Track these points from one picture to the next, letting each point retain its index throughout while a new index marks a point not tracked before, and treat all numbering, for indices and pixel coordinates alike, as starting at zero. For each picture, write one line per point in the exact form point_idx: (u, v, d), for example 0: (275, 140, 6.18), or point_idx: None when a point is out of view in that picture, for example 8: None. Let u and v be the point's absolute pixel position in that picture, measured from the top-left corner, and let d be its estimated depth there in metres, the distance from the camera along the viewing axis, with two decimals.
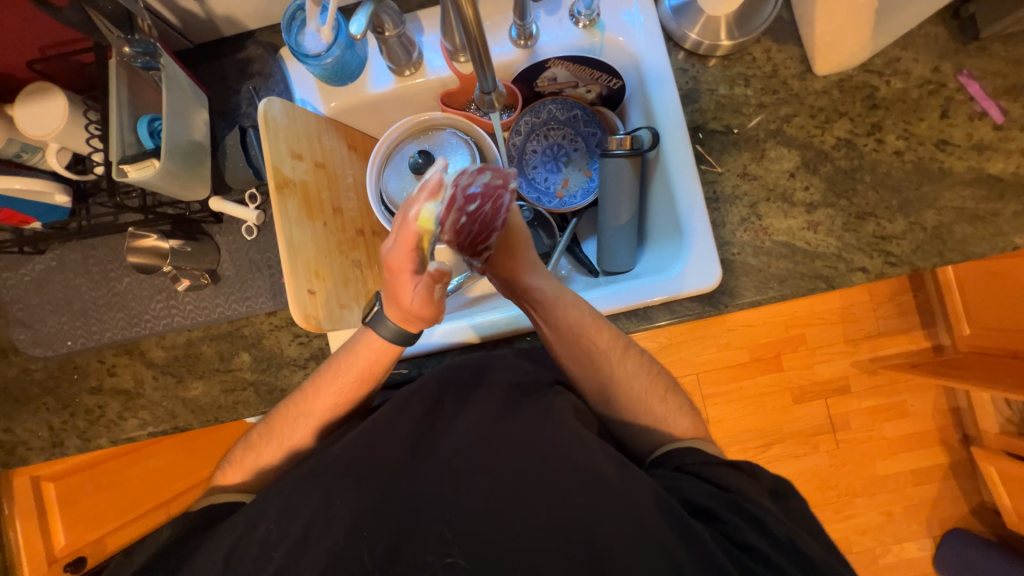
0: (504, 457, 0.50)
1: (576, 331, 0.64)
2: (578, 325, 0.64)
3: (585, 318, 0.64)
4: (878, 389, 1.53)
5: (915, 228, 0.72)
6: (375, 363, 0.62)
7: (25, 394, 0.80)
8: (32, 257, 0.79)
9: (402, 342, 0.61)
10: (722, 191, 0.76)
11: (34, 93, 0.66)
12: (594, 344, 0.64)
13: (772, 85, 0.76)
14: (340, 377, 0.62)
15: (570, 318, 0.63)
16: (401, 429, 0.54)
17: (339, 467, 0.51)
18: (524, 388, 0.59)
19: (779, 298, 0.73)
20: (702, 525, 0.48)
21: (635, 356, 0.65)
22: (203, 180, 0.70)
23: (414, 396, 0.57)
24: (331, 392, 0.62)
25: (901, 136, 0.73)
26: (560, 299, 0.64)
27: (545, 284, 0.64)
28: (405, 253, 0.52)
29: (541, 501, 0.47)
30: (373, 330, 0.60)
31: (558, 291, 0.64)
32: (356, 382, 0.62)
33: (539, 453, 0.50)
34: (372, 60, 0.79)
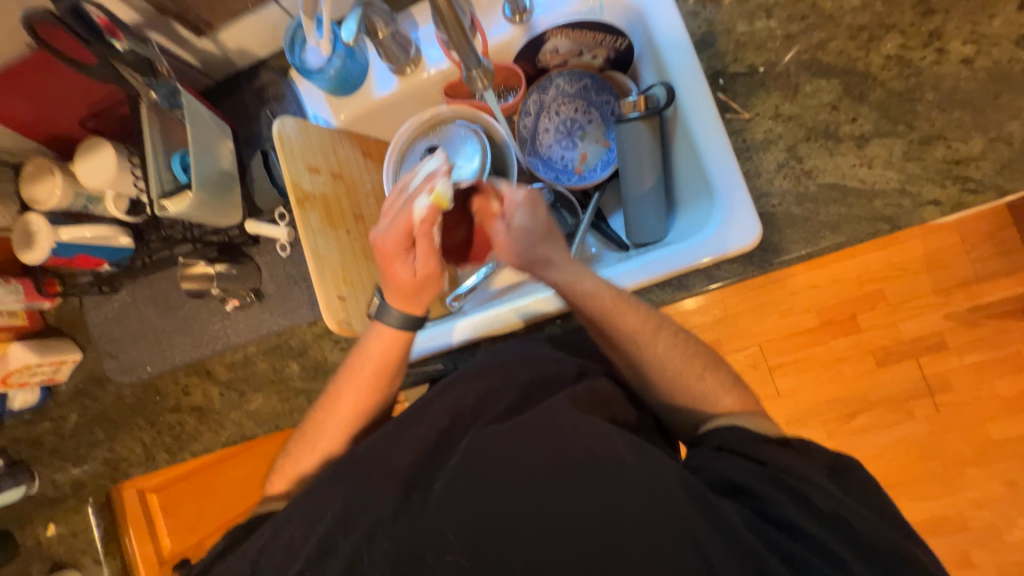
0: (525, 437, 0.49)
1: (598, 314, 0.59)
2: (600, 307, 0.59)
3: (608, 298, 0.60)
4: (980, 342, 1.34)
5: (998, 146, 0.61)
6: (385, 361, 0.64)
7: (121, 415, 0.91)
8: (110, 296, 0.89)
9: (408, 329, 0.63)
10: (753, 139, 0.68)
11: (87, 148, 0.74)
12: (620, 326, 0.59)
13: (799, 11, 0.68)
14: (358, 381, 0.64)
15: (588, 304, 0.60)
16: (431, 423, 0.55)
17: (373, 453, 0.53)
18: (543, 381, 0.58)
19: (834, 248, 0.65)
20: (732, 504, 0.44)
21: (669, 332, 0.61)
22: (235, 205, 0.76)
23: (434, 399, 0.58)
24: (350, 395, 0.64)
25: (970, 41, 0.63)
26: (576, 285, 0.61)
27: (558, 274, 0.62)
28: (400, 231, 0.56)
29: (565, 478, 0.45)
30: (381, 319, 0.63)
31: (573, 277, 0.61)
32: (371, 383, 0.64)
33: (555, 434, 0.48)
34: (374, 65, 0.80)
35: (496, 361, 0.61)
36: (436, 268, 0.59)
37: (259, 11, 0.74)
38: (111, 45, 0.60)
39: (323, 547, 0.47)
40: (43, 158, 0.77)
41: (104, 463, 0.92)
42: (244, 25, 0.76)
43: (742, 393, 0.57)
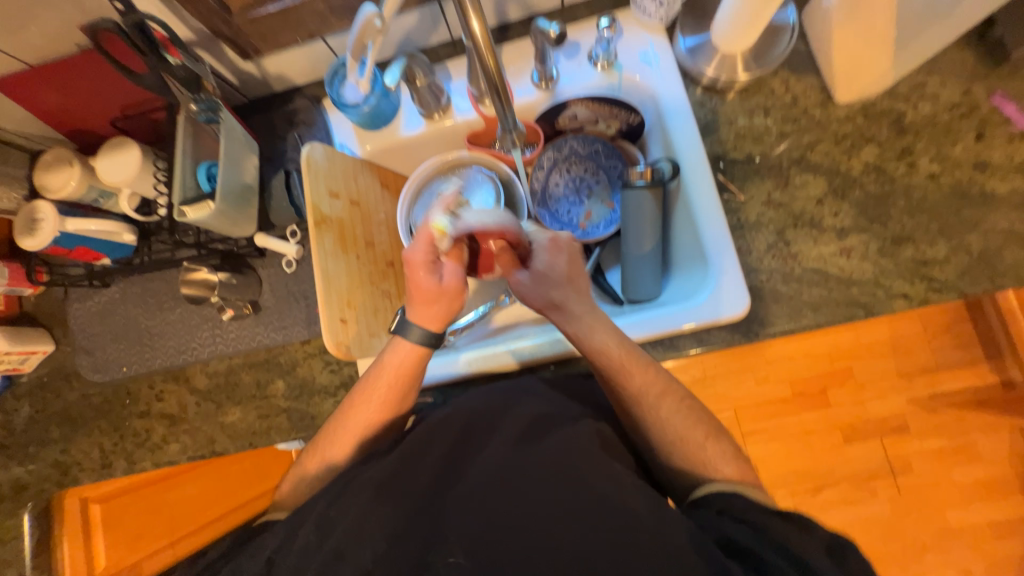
0: (530, 476, 0.49)
1: (607, 372, 0.63)
2: (613, 364, 0.62)
3: (618, 356, 0.62)
4: (939, 429, 1.41)
5: (959, 253, 0.69)
6: (403, 377, 0.65)
7: (83, 416, 0.87)
8: (99, 291, 0.87)
9: (429, 346, 0.65)
10: (747, 219, 0.75)
11: (112, 146, 0.76)
12: (627, 385, 0.62)
13: (792, 114, 0.76)
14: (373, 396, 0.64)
15: (599, 361, 0.63)
16: (430, 453, 0.54)
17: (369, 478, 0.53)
18: (551, 414, 0.58)
19: (814, 326, 0.71)
20: (736, 567, 0.45)
21: (674, 398, 0.62)
22: (251, 218, 0.77)
23: (444, 426, 0.57)
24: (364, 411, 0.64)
25: (936, 160, 0.71)
26: (589, 339, 0.63)
27: (571, 326, 0.65)
28: (420, 250, 0.64)
29: (568, 519, 0.46)
30: (402, 335, 0.65)
31: (585, 330, 0.64)
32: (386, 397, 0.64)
33: (563, 474, 0.49)
34: (404, 106, 0.85)
35: (506, 393, 0.62)
36: (459, 284, 0.65)
37: (305, 45, 0.79)
38: (165, 59, 0.62)
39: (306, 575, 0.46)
40: (65, 150, 0.77)
41: (52, 466, 0.86)
42: (288, 55, 0.80)
43: (732, 454, 0.59)
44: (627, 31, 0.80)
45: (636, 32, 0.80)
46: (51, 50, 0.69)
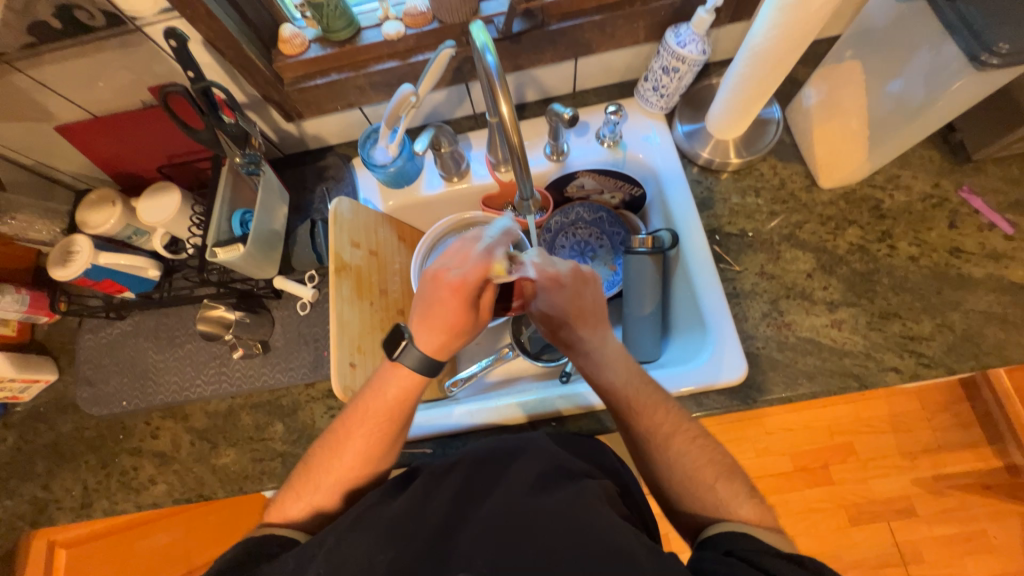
0: (535, 525, 0.49)
1: (618, 410, 0.64)
2: (623, 405, 0.63)
3: (627, 395, 0.64)
4: (948, 514, 1.36)
5: (944, 330, 0.73)
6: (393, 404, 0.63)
7: (73, 450, 0.85)
8: (113, 323, 0.89)
9: (424, 370, 0.63)
10: (742, 288, 0.79)
11: (155, 189, 0.82)
12: (642, 423, 0.63)
13: (781, 196, 0.84)
14: (359, 425, 0.63)
15: (609, 400, 0.64)
16: (436, 503, 0.55)
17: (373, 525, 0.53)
18: (556, 466, 0.58)
19: (810, 395, 0.72)
20: None
21: (686, 435, 0.62)
22: (274, 261, 0.81)
23: (454, 472, 0.59)
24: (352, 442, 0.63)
25: (914, 244, 0.78)
26: (601, 376, 0.65)
27: (586, 361, 0.67)
28: (471, 280, 0.60)
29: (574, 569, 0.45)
30: (398, 361, 0.62)
31: (597, 366, 0.66)
32: (375, 425, 0.62)
33: (571, 521, 0.49)
34: (427, 168, 0.93)
35: (510, 444, 0.63)
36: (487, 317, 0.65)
37: (343, 112, 0.88)
38: (222, 118, 0.69)
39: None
40: (110, 190, 0.83)
41: (30, 503, 0.83)
42: (327, 119, 0.89)
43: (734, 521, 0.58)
44: (631, 116, 0.90)
45: (639, 118, 0.89)
46: (118, 105, 0.77)
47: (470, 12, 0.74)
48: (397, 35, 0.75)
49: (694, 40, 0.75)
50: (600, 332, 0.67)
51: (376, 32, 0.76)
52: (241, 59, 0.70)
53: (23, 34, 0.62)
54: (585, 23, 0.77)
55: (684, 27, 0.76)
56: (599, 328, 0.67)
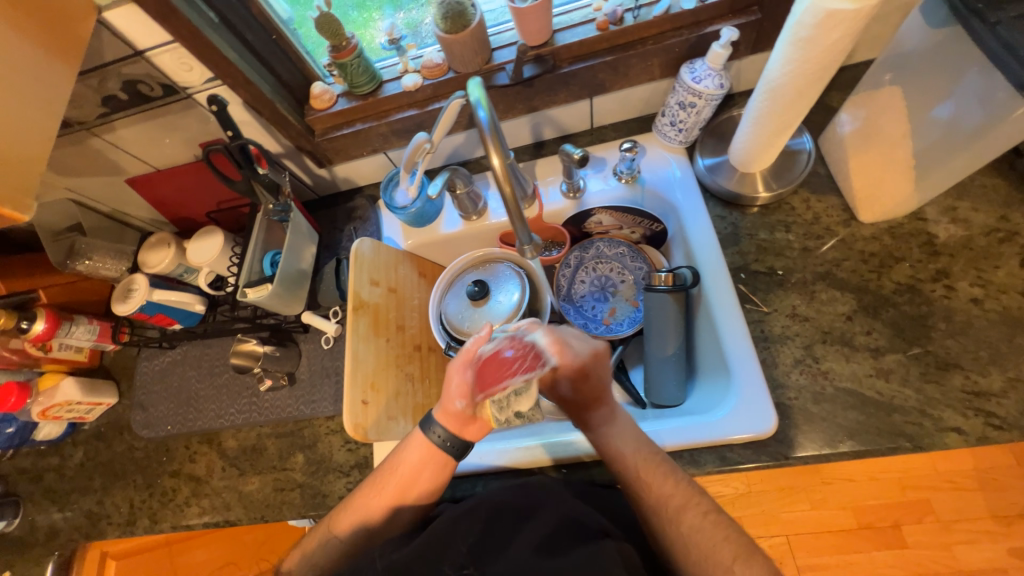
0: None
1: (627, 479, 0.63)
2: (632, 474, 0.63)
3: (636, 463, 0.63)
4: None
5: (1019, 386, 0.63)
6: (413, 475, 0.66)
7: (124, 469, 0.93)
8: (165, 351, 0.98)
9: (449, 446, 0.65)
10: (771, 331, 0.73)
11: (202, 232, 0.91)
12: (648, 489, 0.62)
13: (815, 231, 0.77)
14: (383, 490, 0.66)
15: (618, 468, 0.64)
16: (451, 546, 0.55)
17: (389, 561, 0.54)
18: (574, 522, 0.57)
19: (853, 455, 0.65)
20: None
21: (697, 510, 0.59)
22: (299, 298, 0.87)
23: (475, 512, 0.60)
24: (379, 497, 0.66)
25: (976, 284, 0.68)
26: (610, 446, 0.66)
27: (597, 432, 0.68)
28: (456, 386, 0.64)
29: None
30: (423, 432, 0.66)
31: (607, 437, 0.67)
32: (394, 492, 0.66)
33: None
34: (446, 208, 0.96)
35: (531, 494, 0.63)
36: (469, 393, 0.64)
37: (371, 156, 0.93)
38: (257, 170, 0.76)
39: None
40: (167, 233, 0.93)
41: (85, 515, 0.91)
42: (356, 163, 0.95)
43: None
44: (650, 151, 0.88)
45: (659, 152, 0.87)
46: (176, 158, 0.87)
47: (482, 62, 0.77)
48: (415, 86, 0.79)
49: (710, 75, 0.73)
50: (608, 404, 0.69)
51: (396, 84, 0.81)
52: (276, 117, 0.77)
53: (98, 106, 0.72)
54: (597, 65, 0.77)
55: (700, 62, 0.74)
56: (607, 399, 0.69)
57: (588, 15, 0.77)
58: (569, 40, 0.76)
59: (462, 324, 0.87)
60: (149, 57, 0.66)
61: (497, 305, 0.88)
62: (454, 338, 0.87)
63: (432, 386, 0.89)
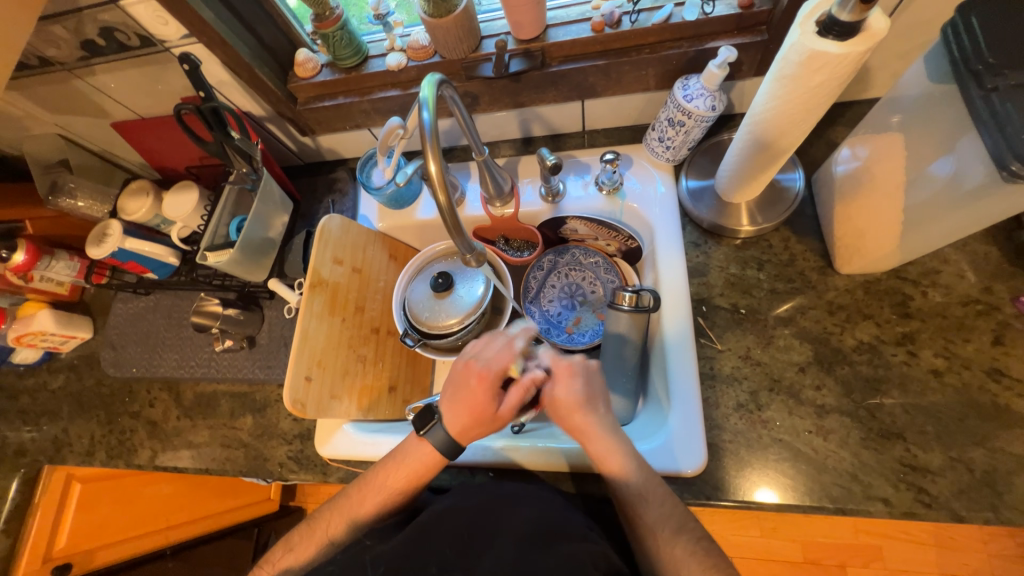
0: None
1: (619, 495, 0.63)
2: (629, 492, 0.62)
3: (635, 483, 0.62)
4: None
5: (959, 468, 0.61)
6: (394, 484, 0.69)
7: (91, 402, 0.98)
8: (139, 297, 1.00)
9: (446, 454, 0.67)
10: (720, 370, 0.71)
11: (180, 187, 0.91)
12: (643, 512, 0.61)
13: (787, 273, 0.74)
14: (364, 500, 0.70)
15: (618, 487, 0.63)
16: (428, 556, 0.60)
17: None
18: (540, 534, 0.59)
19: (776, 508, 0.64)
20: None
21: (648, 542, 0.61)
22: (264, 266, 0.89)
23: (448, 526, 0.63)
24: (362, 506, 0.70)
25: (941, 354, 0.66)
26: (609, 461, 0.64)
27: (595, 446, 0.65)
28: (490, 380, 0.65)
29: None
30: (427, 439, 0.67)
31: (605, 451, 0.64)
32: (385, 488, 0.70)
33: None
34: (425, 193, 0.95)
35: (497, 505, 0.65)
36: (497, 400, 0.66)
37: (354, 131, 0.91)
38: (229, 134, 0.75)
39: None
40: (147, 181, 0.94)
41: (50, 440, 0.97)
42: (340, 136, 0.93)
43: None
44: (636, 164, 0.85)
45: (645, 167, 0.84)
46: (160, 109, 0.86)
47: (469, 49, 0.74)
48: (397, 67, 0.77)
49: (702, 95, 0.68)
50: (603, 418, 0.67)
51: (381, 62, 0.79)
52: (254, 81, 0.76)
53: (77, 48, 0.72)
54: (587, 68, 0.73)
55: (694, 80, 0.70)
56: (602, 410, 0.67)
57: (585, 13, 0.72)
58: (560, 38, 0.72)
59: (421, 313, 0.86)
60: (123, 7, 0.66)
61: (460, 299, 0.86)
62: (413, 326, 0.87)
63: (386, 369, 0.91)
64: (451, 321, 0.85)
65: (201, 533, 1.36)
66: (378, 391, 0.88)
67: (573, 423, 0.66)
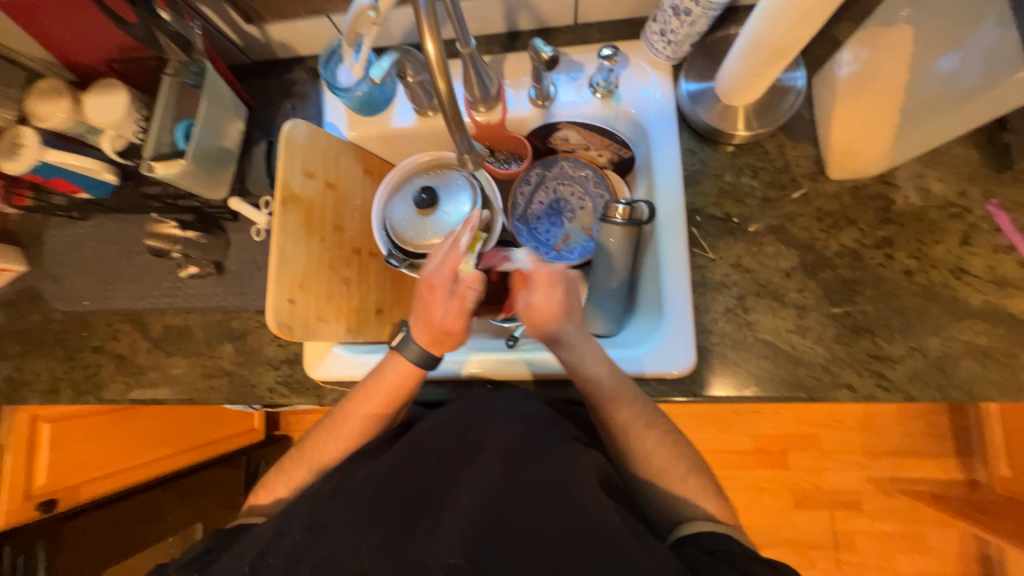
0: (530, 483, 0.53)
1: (597, 400, 0.65)
2: (605, 394, 0.65)
3: (609, 386, 0.65)
4: (893, 514, 1.44)
5: (915, 356, 0.67)
6: (380, 405, 0.69)
7: (41, 339, 0.89)
8: (76, 222, 0.88)
9: (425, 365, 0.68)
10: (710, 278, 0.73)
11: (103, 87, 0.76)
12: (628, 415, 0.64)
13: (780, 180, 0.74)
14: (347, 421, 0.69)
15: (593, 390, 0.65)
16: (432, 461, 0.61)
17: (355, 499, 0.54)
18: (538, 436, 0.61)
19: (755, 399, 0.70)
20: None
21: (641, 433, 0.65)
22: (224, 181, 0.79)
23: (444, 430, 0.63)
24: (344, 428, 0.70)
25: (914, 256, 0.69)
26: (582, 368, 0.65)
27: (567, 353, 0.66)
28: (441, 282, 0.65)
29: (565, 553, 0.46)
30: (400, 352, 0.68)
31: (583, 359, 0.66)
32: (377, 408, 0.69)
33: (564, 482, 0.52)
34: (399, 98, 0.85)
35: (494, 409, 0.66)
36: (457, 312, 0.65)
37: (312, 19, 0.78)
38: (157, 14, 0.65)
39: (293, 552, 0.51)
40: (57, 81, 0.77)
41: (3, 381, 0.89)
42: (294, 26, 0.79)
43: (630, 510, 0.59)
44: (633, 63, 0.79)
45: (640, 67, 0.78)
46: None
47: None
48: None
49: None
50: (578, 327, 0.67)
51: None
52: None
53: None
54: None
55: None
56: (577, 320, 0.67)
57: None
58: None
59: (406, 232, 0.81)
60: None
61: (446, 215, 0.82)
62: (397, 246, 0.82)
63: (371, 292, 0.87)
64: (437, 240, 0.80)
65: (190, 463, 1.36)
66: (366, 314, 0.86)
67: (548, 331, 0.66)
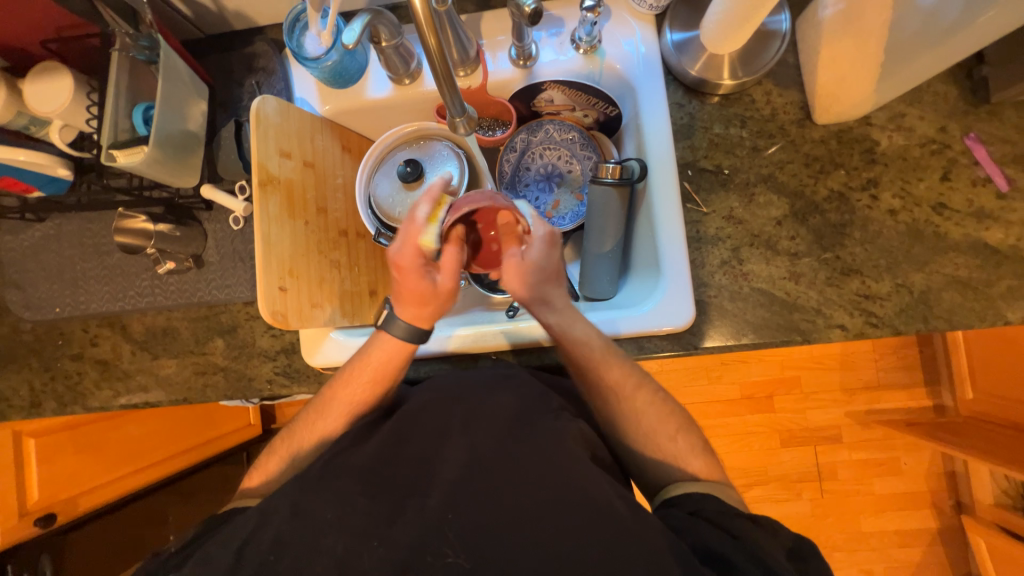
0: (549, 449, 0.54)
1: (585, 362, 0.65)
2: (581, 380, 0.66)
3: (595, 347, 0.66)
4: (871, 442, 1.54)
5: (901, 291, 0.70)
6: (368, 385, 0.68)
7: (12, 352, 0.84)
8: (32, 225, 0.82)
9: (414, 340, 0.67)
10: (705, 232, 0.74)
11: (41, 72, 0.69)
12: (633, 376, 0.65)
13: (768, 128, 0.74)
14: (334, 405, 0.68)
15: (580, 350, 0.65)
16: None
17: (360, 475, 0.54)
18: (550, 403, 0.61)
19: (752, 346, 0.72)
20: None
21: (648, 391, 0.66)
22: (193, 168, 0.74)
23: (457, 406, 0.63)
24: (330, 412, 0.68)
25: (898, 195, 0.71)
26: (567, 330, 0.66)
27: (553, 316, 0.67)
28: (408, 258, 0.63)
29: (568, 523, 0.48)
30: (387, 331, 0.67)
31: (568, 321, 0.67)
32: (366, 387, 0.68)
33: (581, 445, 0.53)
34: (372, 66, 0.80)
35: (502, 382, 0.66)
36: (452, 287, 0.66)
37: None
38: None
39: (321, 536, 0.51)
40: None
41: None
42: None
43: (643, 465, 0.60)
44: (614, 16, 0.76)
45: (622, 19, 0.76)
46: None
47: None
48: None
49: None
50: (559, 291, 0.69)
51: None
52: None
53: None
54: None
55: None
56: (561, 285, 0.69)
57: None
58: None
59: (393, 209, 0.78)
60: None
61: None
62: (385, 223, 0.79)
63: (362, 274, 0.85)
64: None
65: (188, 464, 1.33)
66: (360, 296, 0.84)
67: (532, 294, 0.67)
